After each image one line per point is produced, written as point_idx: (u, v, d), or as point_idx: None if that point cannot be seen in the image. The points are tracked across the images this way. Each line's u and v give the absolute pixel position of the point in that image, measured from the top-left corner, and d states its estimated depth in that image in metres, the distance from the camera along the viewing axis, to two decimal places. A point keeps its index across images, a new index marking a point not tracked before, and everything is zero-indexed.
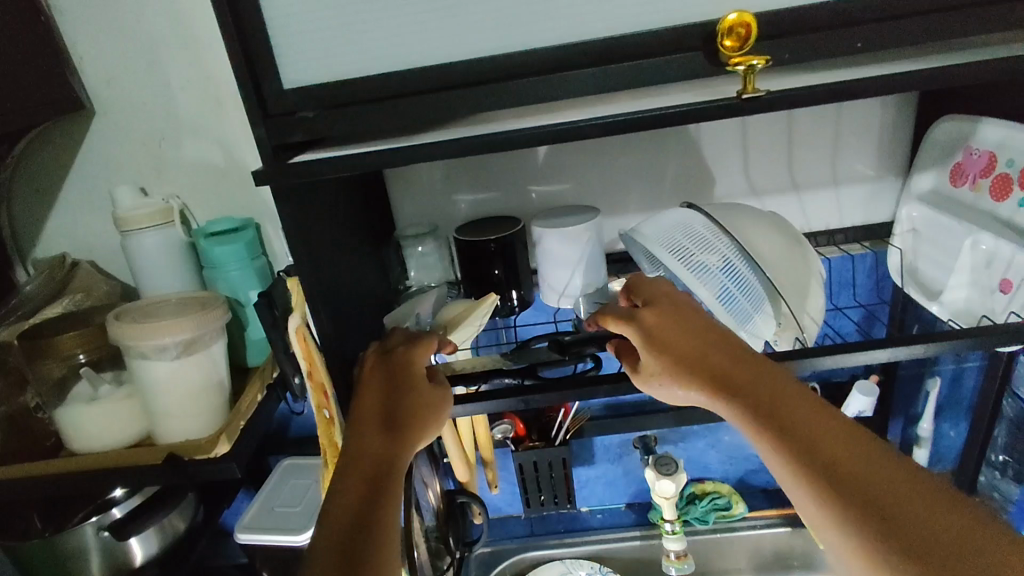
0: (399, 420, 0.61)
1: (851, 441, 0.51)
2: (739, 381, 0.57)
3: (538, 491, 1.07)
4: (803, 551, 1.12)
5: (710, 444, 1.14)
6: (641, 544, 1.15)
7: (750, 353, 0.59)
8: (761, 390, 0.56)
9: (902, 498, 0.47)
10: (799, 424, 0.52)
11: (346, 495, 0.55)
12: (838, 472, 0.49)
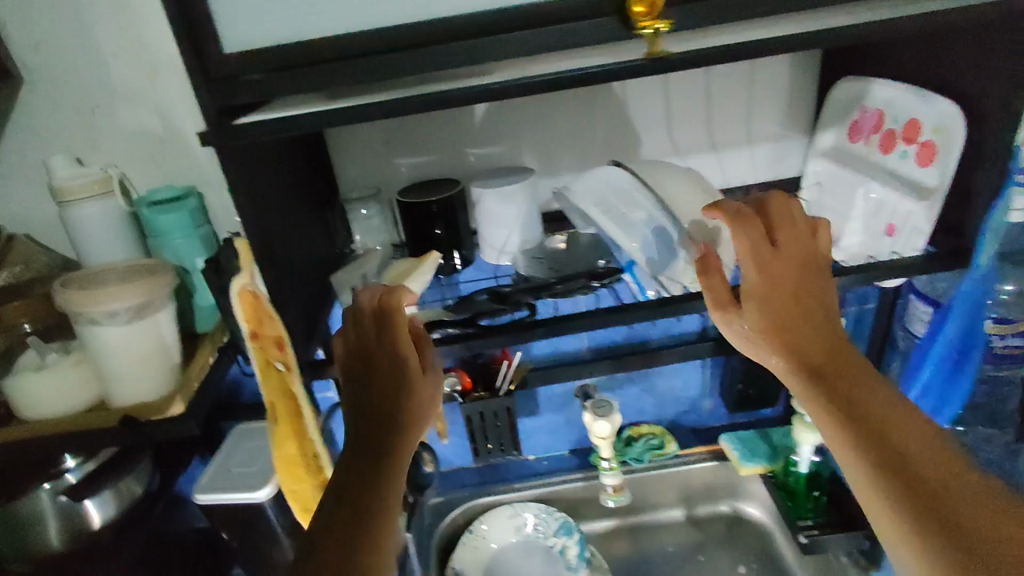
0: (400, 419, 0.62)
1: (906, 431, 0.55)
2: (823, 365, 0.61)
3: (486, 440, 1.14)
4: (728, 482, 1.24)
5: (643, 389, 1.24)
6: (583, 485, 1.24)
7: (832, 340, 0.63)
8: (837, 377, 0.60)
9: (934, 477, 0.52)
10: (867, 411, 0.57)
11: (352, 483, 0.57)
12: (873, 445, 0.55)
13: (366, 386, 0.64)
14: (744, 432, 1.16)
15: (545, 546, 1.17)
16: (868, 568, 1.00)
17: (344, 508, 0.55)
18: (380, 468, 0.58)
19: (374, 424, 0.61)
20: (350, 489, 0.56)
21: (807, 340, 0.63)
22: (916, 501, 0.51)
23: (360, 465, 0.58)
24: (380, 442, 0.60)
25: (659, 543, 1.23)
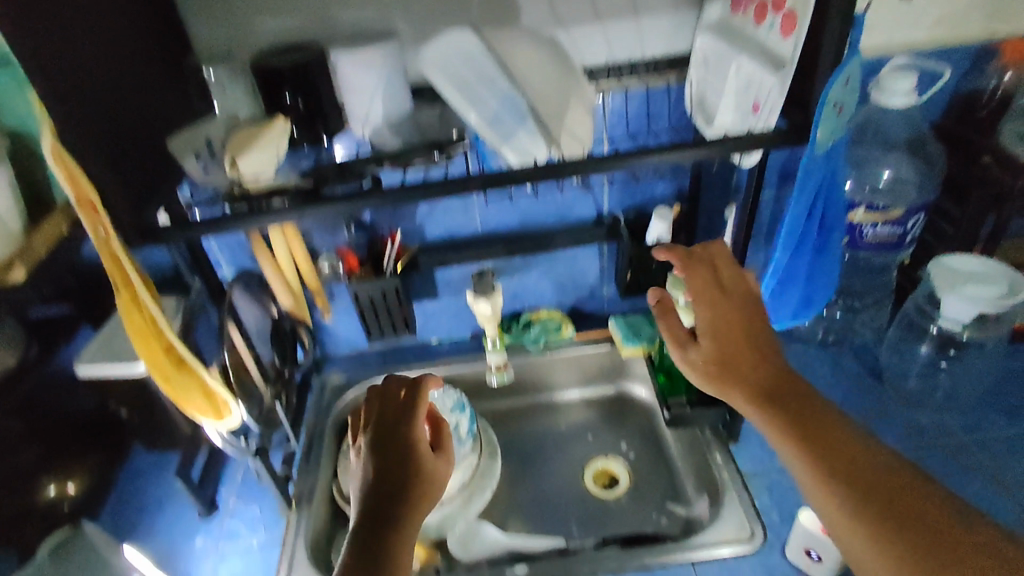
0: (418, 472, 0.75)
1: (863, 452, 0.67)
2: (773, 390, 0.74)
3: (378, 321, 1.15)
4: (619, 364, 1.29)
5: (542, 275, 1.26)
6: (480, 366, 1.28)
7: (781, 368, 0.77)
8: (793, 402, 0.73)
9: (903, 498, 0.63)
10: (831, 438, 0.69)
11: (383, 496, 0.71)
12: (811, 437, 0.69)
13: (383, 457, 0.76)
14: (632, 316, 1.20)
15: (440, 421, 1.21)
16: (726, 439, 1.07)
17: (384, 517, 0.69)
18: (384, 514, 0.69)
19: (400, 454, 0.76)
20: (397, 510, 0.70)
21: (753, 375, 0.76)
22: (891, 516, 0.62)
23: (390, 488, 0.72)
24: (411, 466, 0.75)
25: (551, 421, 1.30)
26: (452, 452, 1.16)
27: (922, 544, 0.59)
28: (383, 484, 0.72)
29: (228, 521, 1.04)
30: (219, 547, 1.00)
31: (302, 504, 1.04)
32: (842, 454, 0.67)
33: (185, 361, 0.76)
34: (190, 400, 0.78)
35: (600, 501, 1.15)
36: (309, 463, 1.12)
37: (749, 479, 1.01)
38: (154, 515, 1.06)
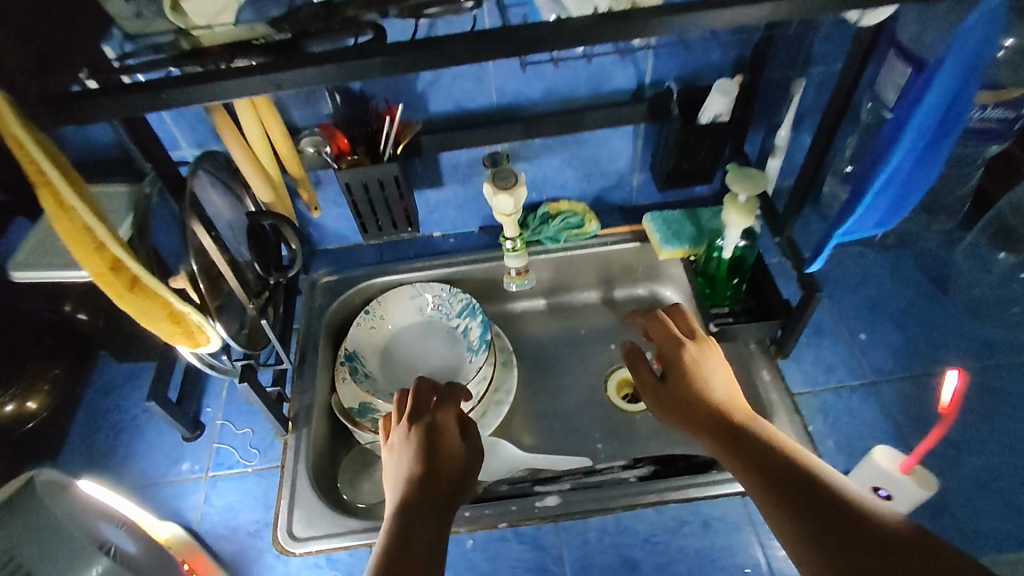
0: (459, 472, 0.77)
1: (804, 469, 0.61)
2: (722, 424, 0.69)
3: (374, 215, 0.96)
4: (649, 264, 1.13)
5: (566, 161, 1.06)
6: (490, 266, 1.11)
7: (732, 406, 0.71)
8: (744, 436, 0.67)
9: (840, 515, 0.56)
10: (775, 463, 0.63)
11: (416, 512, 0.70)
12: (757, 468, 0.63)
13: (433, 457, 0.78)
14: (672, 211, 1.02)
15: (449, 327, 1.08)
16: (777, 356, 0.95)
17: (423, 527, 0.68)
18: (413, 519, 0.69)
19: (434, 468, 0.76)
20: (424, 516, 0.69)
21: (707, 410, 0.71)
22: (820, 528, 0.56)
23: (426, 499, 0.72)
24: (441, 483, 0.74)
25: (568, 326, 1.16)
26: (463, 363, 1.05)
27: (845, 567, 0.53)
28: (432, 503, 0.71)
29: (217, 445, 0.92)
30: (209, 474, 0.89)
31: (301, 425, 0.93)
32: (783, 482, 0.61)
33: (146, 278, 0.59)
34: (157, 324, 0.62)
35: (625, 417, 1.04)
36: (304, 377, 0.99)
37: (801, 401, 0.91)
38: (127, 436, 0.93)
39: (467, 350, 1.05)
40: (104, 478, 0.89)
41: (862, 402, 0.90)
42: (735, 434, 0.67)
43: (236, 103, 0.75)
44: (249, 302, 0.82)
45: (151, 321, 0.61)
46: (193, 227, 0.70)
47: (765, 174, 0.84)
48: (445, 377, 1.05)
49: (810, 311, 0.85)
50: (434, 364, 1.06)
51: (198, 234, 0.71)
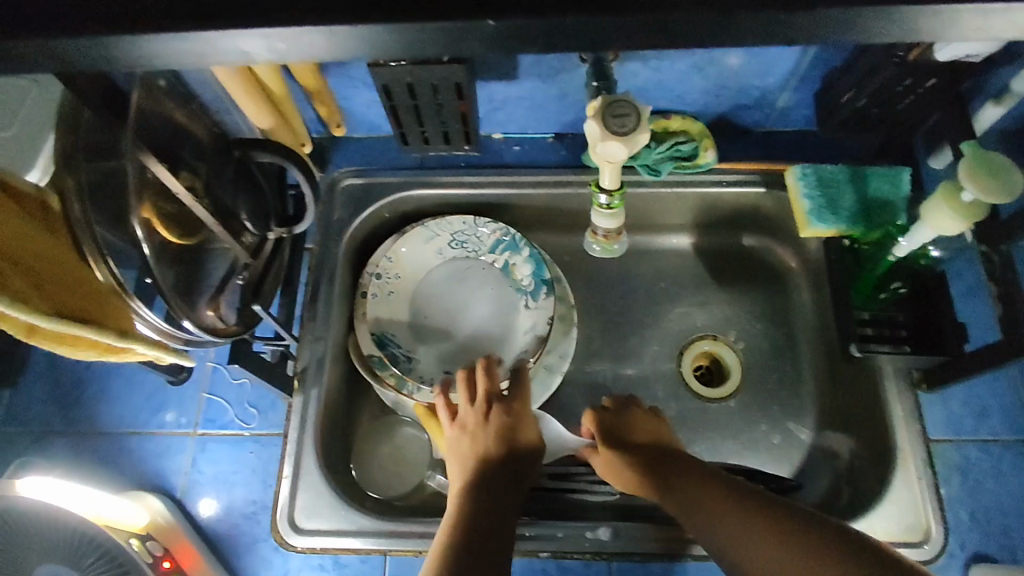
0: (520, 465, 0.65)
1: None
2: (681, 494, 0.58)
3: (419, 126, 0.71)
4: (768, 215, 0.86)
5: (695, 67, 0.73)
6: (562, 193, 0.84)
7: (715, 478, 0.58)
8: (732, 527, 0.54)
9: None
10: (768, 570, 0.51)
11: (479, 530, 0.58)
12: (808, 546, 0.50)
13: (498, 449, 0.65)
14: (833, 167, 0.74)
15: (496, 269, 0.84)
16: (918, 386, 0.73)
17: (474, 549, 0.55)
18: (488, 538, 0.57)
19: (486, 471, 0.64)
20: (474, 536, 0.56)
21: (668, 479, 0.59)
22: None
23: (480, 506, 0.60)
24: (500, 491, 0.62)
25: (645, 275, 0.89)
26: (517, 311, 0.82)
27: None
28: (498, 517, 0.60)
29: (208, 395, 0.76)
30: (198, 432, 0.74)
31: (309, 385, 0.75)
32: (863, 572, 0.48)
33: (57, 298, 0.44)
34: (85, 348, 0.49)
35: (701, 404, 0.83)
36: (315, 319, 0.79)
37: (935, 451, 0.71)
38: (103, 365, 0.77)
39: (517, 291, 0.83)
40: (78, 416, 0.75)
41: (1014, 466, 0.70)
42: (728, 508, 0.55)
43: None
44: (247, 254, 0.61)
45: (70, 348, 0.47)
46: (140, 160, 0.47)
47: (1022, 174, 0.55)
48: (492, 330, 0.83)
49: (1003, 363, 0.62)
50: (474, 313, 0.84)
51: (156, 171, 0.48)
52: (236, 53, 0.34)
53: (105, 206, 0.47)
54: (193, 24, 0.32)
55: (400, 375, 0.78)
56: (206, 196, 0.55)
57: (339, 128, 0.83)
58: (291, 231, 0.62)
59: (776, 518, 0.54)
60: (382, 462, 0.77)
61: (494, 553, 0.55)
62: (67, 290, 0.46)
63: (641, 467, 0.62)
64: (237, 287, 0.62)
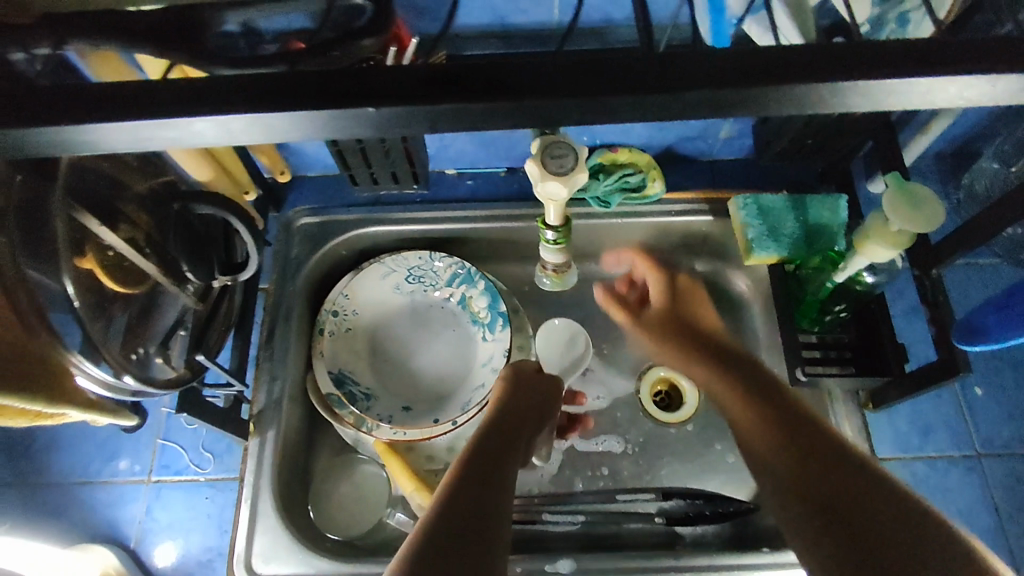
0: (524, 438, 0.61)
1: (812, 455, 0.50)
2: (758, 387, 0.58)
3: (368, 169, 0.73)
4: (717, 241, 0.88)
5: None
6: (516, 225, 0.86)
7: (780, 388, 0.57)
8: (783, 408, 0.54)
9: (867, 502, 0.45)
10: (798, 431, 0.52)
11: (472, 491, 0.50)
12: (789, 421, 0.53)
13: (505, 415, 0.61)
14: (773, 196, 0.76)
15: (454, 303, 0.86)
16: (864, 405, 0.75)
17: (484, 481, 0.51)
18: (486, 504, 0.50)
19: (492, 430, 0.59)
20: (472, 486, 0.51)
21: (727, 365, 0.62)
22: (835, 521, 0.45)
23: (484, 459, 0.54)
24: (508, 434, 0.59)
25: (600, 303, 0.90)
26: (474, 344, 0.84)
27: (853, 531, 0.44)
28: (498, 479, 0.53)
29: (162, 441, 0.75)
30: (152, 478, 0.74)
31: (265, 427, 0.75)
32: (842, 505, 0.46)
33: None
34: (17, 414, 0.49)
35: (658, 429, 0.84)
36: (271, 359, 0.79)
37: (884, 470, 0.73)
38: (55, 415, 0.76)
39: (475, 324, 0.84)
40: (28, 467, 0.74)
41: (960, 482, 0.72)
42: (779, 420, 0.53)
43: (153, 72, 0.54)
44: (194, 300, 0.62)
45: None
46: (73, 218, 0.48)
47: (942, 205, 0.57)
48: (451, 364, 0.83)
49: (939, 383, 0.63)
50: (433, 346, 0.84)
51: (93, 226, 0.49)
52: (146, 136, 0.34)
53: (40, 248, 0.46)
54: (105, 124, 0.32)
55: (359, 414, 0.78)
56: (149, 248, 0.55)
57: (283, 174, 0.86)
58: (235, 278, 0.62)
59: (797, 430, 0.52)
60: (342, 500, 0.77)
61: (495, 488, 0.51)
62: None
63: (662, 321, 0.71)
64: (180, 336, 0.62)
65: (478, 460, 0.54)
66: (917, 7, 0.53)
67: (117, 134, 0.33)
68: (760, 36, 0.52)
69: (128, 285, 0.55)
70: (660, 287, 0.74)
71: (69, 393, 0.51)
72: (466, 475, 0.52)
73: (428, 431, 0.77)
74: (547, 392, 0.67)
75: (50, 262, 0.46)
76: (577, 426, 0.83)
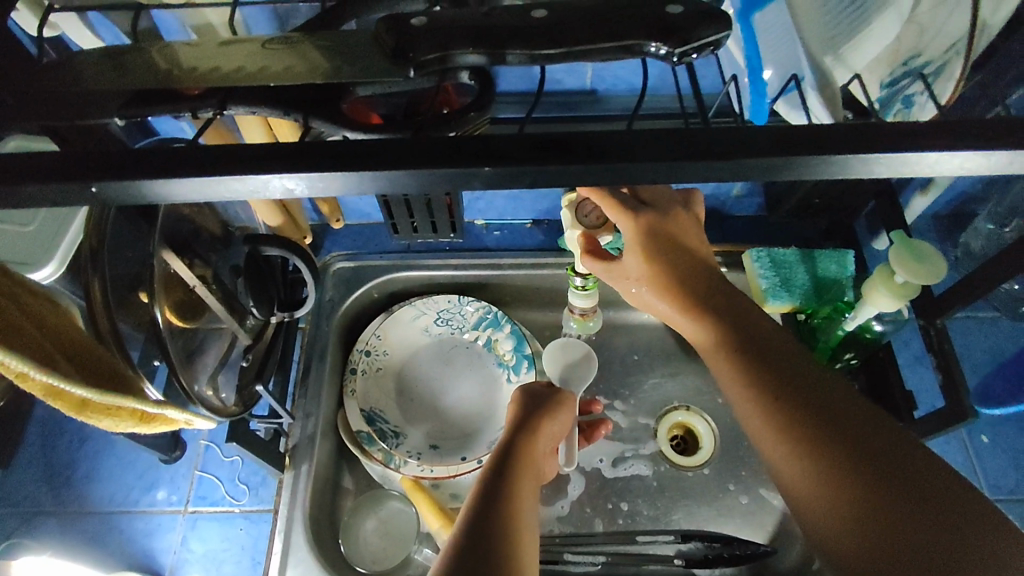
0: (539, 445, 0.65)
1: (838, 412, 0.48)
2: (754, 333, 0.55)
3: (409, 218, 0.82)
4: None
5: None
6: (541, 273, 0.90)
7: (780, 338, 0.55)
8: (783, 359, 0.53)
9: (881, 462, 0.45)
10: (800, 388, 0.51)
11: (491, 504, 0.55)
12: (788, 374, 0.52)
13: (520, 428, 0.66)
14: (784, 249, 0.81)
15: (480, 346, 0.90)
16: None
17: (498, 509, 0.55)
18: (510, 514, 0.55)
19: (508, 447, 0.63)
20: (495, 502, 0.56)
21: (718, 307, 0.58)
22: (856, 476, 0.45)
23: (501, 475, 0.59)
24: (527, 451, 0.63)
25: (618, 348, 0.95)
26: (499, 385, 0.87)
27: (874, 489, 0.44)
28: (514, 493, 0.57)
29: (199, 472, 0.78)
30: (188, 509, 0.76)
31: (299, 461, 0.78)
32: (873, 460, 0.45)
33: (89, 369, 0.43)
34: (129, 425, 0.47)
35: (676, 472, 0.86)
36: (306, 396, 0.82)
37: None
38: (97, 446, 0.79)
39: (500, 366, 0.88)
40: (68, 496, 0.76)
41: None
42: (794, 378, 0.51)
43: (250, 136, 0.61)
44: (249, 336, 0.67)
45: (115, 421, 0.45)
46: (163, 257, 0.53)
47: (946, 260, 0.62)
48: (476, 404, 0.87)
49: (947, 428, 0.67)
50: (459, 387, 0.88)
51: (170, 263, 0.54)
52: None
53: (123, 282, 0.50)
54: None
55: (388, 449, 0.81)
56: (214, 283, 0.60)
57: (339, 221, 0.91)
58: (292, 314, 0.68)
59: (802, 391, 0.50)
60: (370, 536, 0.79)
61: (509, 507, 0.55)
62: (100, 365, 0.45)
63: (656, 245, 0.61)
64: (239, 369, 0.67)
65: (493, 487, 0.58)
66: (922, 90, 0.50)
67: (204, 196, 0.31)
68: (789, 111, 0.48)
69: (196, 318, 0.59)
70: (636, 225, 0.62)
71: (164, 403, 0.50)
72: (482, 504, 0.56)
73: (455, 468, 0.80)
74: (561, 405, 0.72)
75: (129, 299, 0.51)
76: (600, 427, 0.85)
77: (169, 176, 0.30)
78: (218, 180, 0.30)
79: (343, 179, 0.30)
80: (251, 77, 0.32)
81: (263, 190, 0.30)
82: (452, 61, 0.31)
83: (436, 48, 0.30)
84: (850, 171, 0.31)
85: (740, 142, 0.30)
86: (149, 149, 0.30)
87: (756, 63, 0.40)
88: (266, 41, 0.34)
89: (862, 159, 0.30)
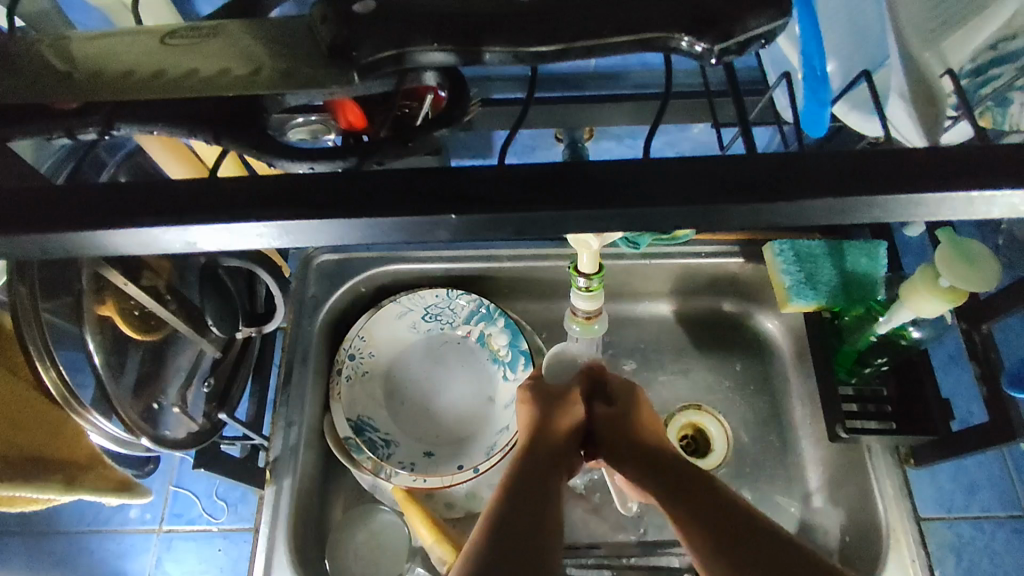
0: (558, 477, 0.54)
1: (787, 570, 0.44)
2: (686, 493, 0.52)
3: None
4: (749, 283, 0.84)
5: (670, 145, 0.68)
6: (537, 266, 0.83)
7: (711, 492, 0.52)
8: (715, 512, 0.49)
9: None
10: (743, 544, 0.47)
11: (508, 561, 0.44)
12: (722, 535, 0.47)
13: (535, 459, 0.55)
14: (809, 242, 0.74)
15: (473, 348, 0.83)
16: (905, 460, 0.72)
17: (524, 522, 0.47)
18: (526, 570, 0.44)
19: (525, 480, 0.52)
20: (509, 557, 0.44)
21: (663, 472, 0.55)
22: None
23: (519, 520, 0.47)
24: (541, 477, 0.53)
25: (626, 343, 0.86)
26: (497, 384, 0.81)
27: None
28: (531, 543, 0.46)
29: (174, 488, 0.73)
30: (163, 528, 0.71)
31: (281, 475, 0.71)
32: None
33: (5, 441, 0.44)
34: (28, 501, 0.48)
35: None
36: (288, 404, 0.75)
37: (926, 529, 0.70)
38: None
39: (495, 363, 0.81)
40: (35, 514, 0.72)
41: (1007, 543, 0.70)
42: (739, 536, 0.47)
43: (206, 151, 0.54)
44: (218, 349, 0.60)
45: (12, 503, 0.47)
46: (94, 272, 0.47)
47: (999, 264, 0.54)
48: (470, 410, 0.80)
49: (988, 446, 0.61)
50: (452, 393, 0.81)
51: (106, 274, 0.48)
52: None
53: (53, 293, 0.44)
54: None
55: (378, 459, 0.74)
56: (169, 295, 0.54)
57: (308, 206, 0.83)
58: (260, 329, 0.61)
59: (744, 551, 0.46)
60: (358, 551, 0.74)
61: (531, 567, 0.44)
62: (22, 430, 0.46)
63: (612, 423, 0.62)
64: (203, 392, 0.60)
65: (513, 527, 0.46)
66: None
67: (95, 244, 0.25)
68: (848, 114, 0.42)
69: (142, 335, 0.53)
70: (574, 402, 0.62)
71: (84, 471, 0.50)
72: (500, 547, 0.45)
73: (451, 478, 0.73)
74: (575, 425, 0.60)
75: (64, 302, 0.45)
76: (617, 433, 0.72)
77: (48, 233, 0.24)
78: (116, 229, 0.24)
79: (279, 230, 0.24)
80: (160, 87, 0.25)
81: (164, 243, 0.25)
82: (410, 61, 0.25)
83: (387, 46, 0.24)
84: (935, 211, 0.24)
85: (792, 175, 0.23)
86: (26, 192, 0.25)
87: (814, 61, 0.32)
88: (168, 36, 0.27)
89: (949, 197, 0.23)
